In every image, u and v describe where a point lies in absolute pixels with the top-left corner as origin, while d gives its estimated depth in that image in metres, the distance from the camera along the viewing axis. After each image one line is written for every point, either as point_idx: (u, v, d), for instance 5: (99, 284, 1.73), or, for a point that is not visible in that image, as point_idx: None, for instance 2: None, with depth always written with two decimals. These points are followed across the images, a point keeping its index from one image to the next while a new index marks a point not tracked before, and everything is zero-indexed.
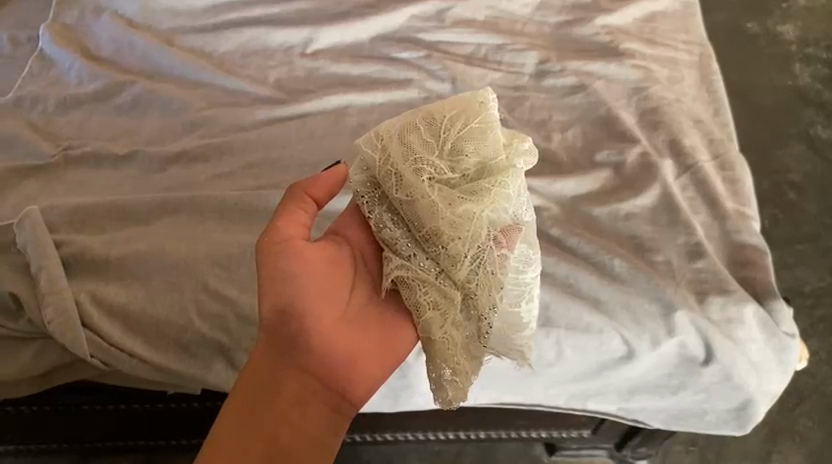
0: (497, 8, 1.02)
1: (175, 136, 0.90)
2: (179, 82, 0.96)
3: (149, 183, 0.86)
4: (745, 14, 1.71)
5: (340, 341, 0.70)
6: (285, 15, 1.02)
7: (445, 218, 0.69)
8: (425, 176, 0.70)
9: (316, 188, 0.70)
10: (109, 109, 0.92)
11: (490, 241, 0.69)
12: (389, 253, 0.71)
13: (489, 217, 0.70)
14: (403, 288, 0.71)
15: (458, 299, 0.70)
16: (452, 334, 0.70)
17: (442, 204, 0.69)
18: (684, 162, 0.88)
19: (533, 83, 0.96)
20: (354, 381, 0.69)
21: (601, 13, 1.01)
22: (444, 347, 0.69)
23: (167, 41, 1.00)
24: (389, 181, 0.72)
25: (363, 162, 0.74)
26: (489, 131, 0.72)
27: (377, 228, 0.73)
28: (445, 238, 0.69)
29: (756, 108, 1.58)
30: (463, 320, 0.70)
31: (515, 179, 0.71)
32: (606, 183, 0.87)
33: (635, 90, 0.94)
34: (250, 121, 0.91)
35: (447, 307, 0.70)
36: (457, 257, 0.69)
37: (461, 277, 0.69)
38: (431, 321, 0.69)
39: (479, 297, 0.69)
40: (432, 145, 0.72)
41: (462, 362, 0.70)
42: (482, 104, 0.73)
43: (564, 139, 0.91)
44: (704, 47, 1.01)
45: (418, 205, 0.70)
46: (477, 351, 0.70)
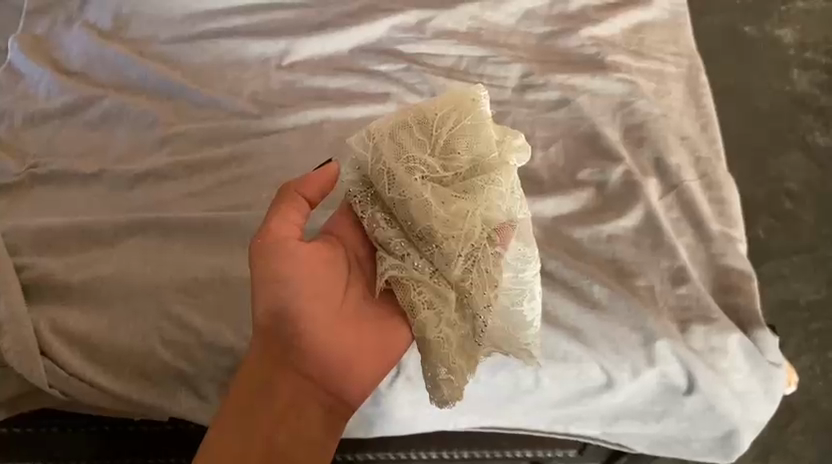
0: (481, 18, 0.99)
1: (145, 153, 0.87)
2: (150, 94, 0.92)
3: (116, 202, 0.83)
4: (742, 18, 1.67)
5: (335, 340, 0.72)
6: (262, 24, 0.99)
7: (439, 217, 0.71)
8: (418, 175, 0.72)
9: (309, 186, 0.72)
10: (77, 124, 0.89)
11: (485, 239, 0.71)
12: (383, 252, 0.73)
13: (483, 215, 0.72)
14: (398, 288, 0.72)
15: (453, 298, 0.70)
16: (448, 333, 0.70)
17: (436, 203, 0.71)
18: (669, 180, 0.85)
19: (516, 96, 0.94)
20: (350, 383, 0.72)
21: (587, 24, 0.99)
22: (439, 345, 0.70)
23: (140, 51, 0.96)
24: (381, 179, 0.73)
25: (356, 162, 0.75)
26: (481, 129, 0.75)
27: (371, 228, 0.74)
28: (439, 237, 0.71)
29: (753, 115, 1.54)
30: (458, 319, 0.71)
31: (507, 176, 0.74)
32: (588, 202, 0.84)
33: (621, 104, 0.91)
34: (222, 136, 0.88)
35: (442, 306, 0.71)
36: (451, 255, 0.70)
37: (456, 275, 0.70)
38: (426, 320, 0.70)
39: (474, 295, 0.70)
40: (424, 144, 0.74)
41: (458, 361, 0.70)
42: (474, 101, 0.76)
43: (547, 156, 0.88)
44: (694, 58, 0.98)
45: (412, 204, 0.71)
46: (472, 350, 0.71)
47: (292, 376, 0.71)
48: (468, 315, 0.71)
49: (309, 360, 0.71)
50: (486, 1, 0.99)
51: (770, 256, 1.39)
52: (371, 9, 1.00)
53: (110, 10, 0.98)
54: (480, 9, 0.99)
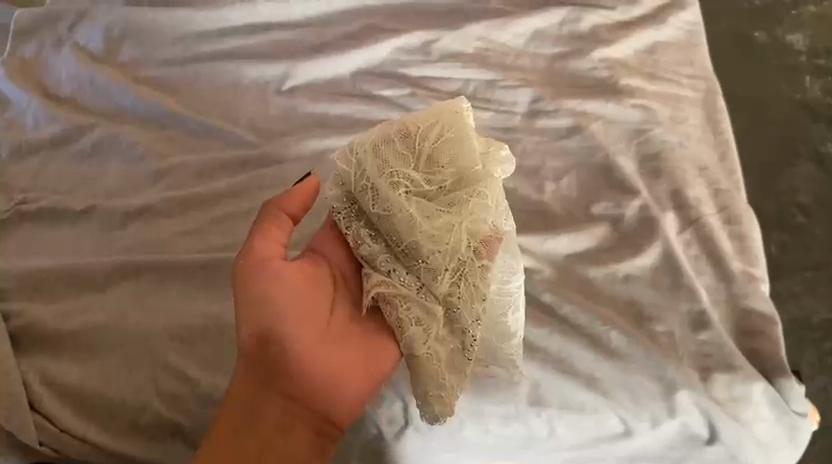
0: (488, 39, 0.95)
1: (139, 187, 0.83)
2: (144, 122, 0.88)
3: (108, 241, 0.79)
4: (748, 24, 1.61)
5: (320, 362, 0.70)
6: (259, 46, 0.94)
7: (425, 232, 0.69)
8: (403, 189, 0.70)
9: (290, 202, 0.70)
10: (68, 156, 0.85)
11: (471, 253, 0.69)
12: (370, 269, 0.71)
13: (470, 229, 0.70)
14: (384, 305, 0.70)
15: (441, 313, 0.69)
16: (437, 349, 0.68)
17: (421, 218, 0.69)
18: (688, 214, 0.81)
19: (526, 123, 0.90)
20: (337, 403, 0.70)
21: (600, 44, 0.94)
22: (428, 362, 0.68)
23: (132, 76, 0.92)
24: (365, 195, 0.70)
25: (338, 177, 0.72)
26: (466, 140, 0.72)
27: (355, 244, 0.71)
28: (426, 252, 0.69)
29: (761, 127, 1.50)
30: (447, 334, 0.69)
31: (493, 188, 0.71)
32: (603, 239, 0.80)
33: (635, 132, 0.87)
34: (220, 168, 0.84)
35: (430, 322, 0.69)
36: (438, 270, 0.68)
37: (443, 291, 0.69)
38: (414, 337, 0.68)
39: (462, 311, 0.68)
40: (408, 157, 0.71)
41: (448, 376, 0.69)
42: (458, 113, 0.73)
43: (559, 188, 0.85)
44: (710, 80, 0.94)
45: (397, 219, 0.69)
46: (462, 364, 0.70)
47: (276, 401, 0.69)
48: (455, 330, 0.69)
49: (292, 383, 0.69)
50: (493, 21, 0.95)
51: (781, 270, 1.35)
52: (373, 30, 0.96)
53: (101, 31, 0.93)
54: (487, 29, 0.95)
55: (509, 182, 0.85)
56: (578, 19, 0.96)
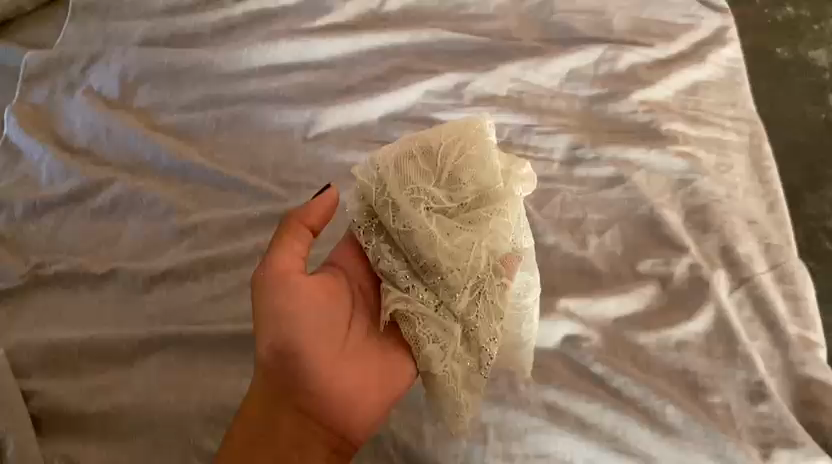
0: (523, 80, 0.91)
1: (161, 247, 0.78)
2: (164, 175, 0.84)
3: (133, 309, 0.75)
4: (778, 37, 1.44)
5: (341, 380, 0.67)
6: (282, 88, 0.90)
7: (445, 249, 0.68)
8: (423, 206, 0.69)
9: (311, 216, 0.68)
10: (85, 213, 0.81)
11: (490, 271, 0.69)
12: (388, 285, 0.70)
13: (489, 246, 0.70)
14: (402, 322, 0.69)
15: (459, 332, 0.68)
16: (454, 367, 0.67)
17: (441, 235, 0.69)
18: (739, 273, 0.78)
19: (564, 171, 0.86)
20: (355, 419, 0.66)
21: (639, 85, 0.90)
22: (445, 380, 0.67)
23: (149, 123, 0.87)
24: (384, 210, 0.70)
25: (359, 191, 0.72)
26: (487, 159, 0.72)
27: (374, 259, 0.71)
28: (445, 269, 0.68)
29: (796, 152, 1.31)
30: (464, 351, 0.68)
31: (513, 207, 0.71)
32: (652, 301, 0.76)
33: (680, 182, 0.84)
34: (246, 225, 0.80)
35: (447, 340, 0.68)
36: (457, 288, 0.68)
37: (461, 308, 0.68)
38: (432, 354, 0.67)
39: (480, 328, 0.68)
40: (429, 174, 0.71)
41: (463, 394, 0.68)
42: (479, 130, 0.73)
43: (603, 243, 0.81)
44: (754, 123, 0.90)
45: (417, 236, 0.68)
46: (477, 382, 0.68)
47: (292, 415, 0.66)
48: (472, 347, 0.68)
49: (311, 400, 0.66)
50: (527, 61, 0.91)
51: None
52: (402, 72, 0.92)
53: (116, 75, 0.89)
54: (521, 70, 0.91)
55: (551, 237, 0.81)
56: (615, 58, 0.92)
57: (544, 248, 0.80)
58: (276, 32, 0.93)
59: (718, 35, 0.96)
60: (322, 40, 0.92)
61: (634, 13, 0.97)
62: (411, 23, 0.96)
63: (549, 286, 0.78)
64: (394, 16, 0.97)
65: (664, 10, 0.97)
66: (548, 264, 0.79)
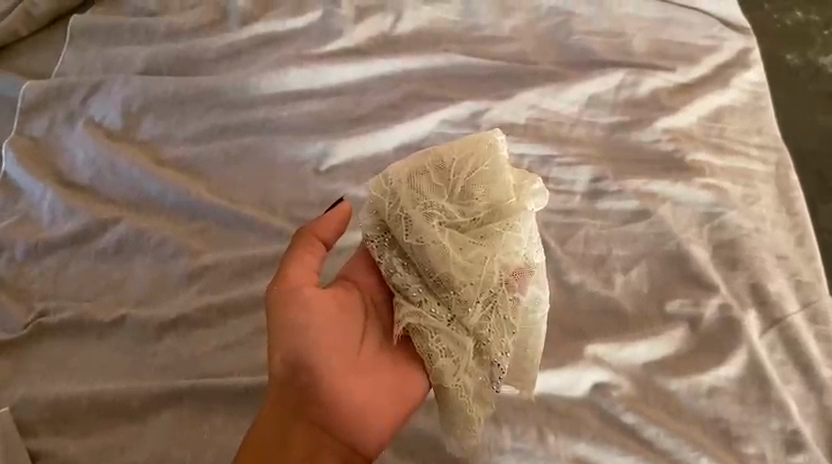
0: (541, 107, 0.88)
1: (170, 290, 0.75)
2: (171, 212, 0.80)
3: (142, 359, 0.71)
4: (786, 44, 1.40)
5: (350, 391, 0.64)
6: (292, 117, 0.87)
7: (458, 263, 0.66)
8: (436, 220, 0.67)
9: (324, 227, 0.68)
10: (90, 255, 0.77)
11: (502, 286, 0.67)
12: (399, 298, 0.67)
13: (502, 260, 0.67)
14: (415, 338, 0.66)
15: (471, 347, 0.66)
16: (466, 382, 0.65)
17: (454, 249, 0.66)
18: (771, 313, 0.75)
19: (586, 204, 0.83)
20: (367, 433, 0.64)
21: (661, 112, 0.88)
22: (456, 395, 0.65)
23: (154, 156, 0.84)
24: (397, 225, 0.67)
25: (371, 205, 0.69)
26: (500, 173, 0.69)
27: (387, 273, 0.68)
28: (457, 283, 0.66)
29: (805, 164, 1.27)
30: (476, 366, 0.66)
31: (527, 221, 0.68)
32: (682, 344, 0.74)
33: (707, 215, 0.81)
34: (259, 266, 0.76)
35: (460, 355, 0.66)
36: (469, 302, 0.66)
37: (474, 323, 0.66)
38: (444, 369, 0.65)
39: (492, 343, 0.66)
40: (442, 189, 0.68)
41: (475, 409, 0.66)
42: (491, 145, 0.69)
43: (628, 281, 0.78)
44: (780, 150, 0.87)
45: (429, 251, 0.66)
46: (489, 396, 0.67)
47: (305, 429, 0.64)
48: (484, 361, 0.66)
49: (320, 411, 0.64)
50: (545, 87, 0.89)
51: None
52: (416, 99, 0.89)
53: (118, 106, 0.85)
54: (539, 96, 0.88)
55: (575, 275, 0.78)
56: (636, 83, 0.89)
57: (569, 287, 0.77)
58: (283, 58, 0.89)
59: (740, 56, 0.93)
60: (333, 66, 0.89)
61: (654, 35, 0.94)
62: (424, 46, 0.93)
63: (576, 328, 0.75)
64: (406, 38, 0.93)
65: (686, 31, 0.94)
66: (574, 304, 0.77)
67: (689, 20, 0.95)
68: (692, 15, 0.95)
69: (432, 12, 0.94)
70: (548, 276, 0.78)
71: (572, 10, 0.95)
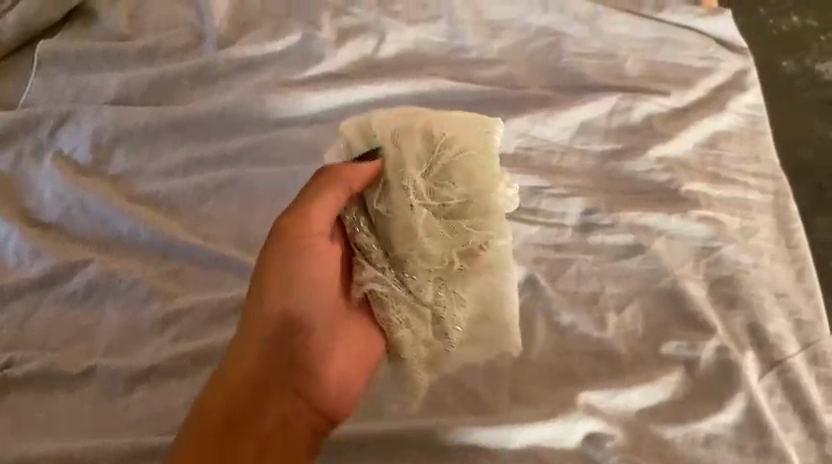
0: (531, 134, 0.84)
1: (143, 337, 0.72)
2: (143, 252, 0.76)
3: (114, 413, 0.68)
4: (782, 51, 1.36)
5: (333, 351, 0.67)
6: (270, 148, 0.83)
7: (422, 242, 0.66)
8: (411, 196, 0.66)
9: (354, 173, 0.64)
10: (57, 300, 0.73)
11: (461, 262, 0.67)
12: (362, 259, 0.66)
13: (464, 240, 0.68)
14: (375, 305, 0.66)
15: (428, 319, 0.66)
16: (421, 351, 0.65)
17: (422, 228, 0.66)
18: (770, 354, 0.72)
19: (578, 238, 0.79)
20: (339, 395, 0.66)
21: (656, 140, 0.84)
22: (410, 364, 0.65)
23: (126, 191, 0.80)
24: (370, 189, 0.67)
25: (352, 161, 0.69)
26: (489, 160, 0.69)
27: (351, 231, 0.67)
28: (417, 261, 0.66)
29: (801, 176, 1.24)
30: (435, 339, 0.66)
31: (500, 205, 0.69)
32: (678, 389, 0.71)
33: (704, 249, 0.78)
34: (234, 310, 0.73)
35: (417, 325, 0.66)
36: (425, 280, 0.66)
37: (429, 297, 0.66)
38: (403, 341, 0.65)
39: (446, 317, 0.66)
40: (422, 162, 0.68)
41: (423, 376, 0.66)
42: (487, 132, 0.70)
43: (622, 321, 0.75)
44: (780, 179, 0.84)
45: (395, 225, 0.66)
46: (443, 365, 0.67)
47: (283, 391, 0.65)
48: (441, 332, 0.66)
49: (293, 373, 0.66)
50: (536, 114, 0.85)
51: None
52: None
53: (88, 138, 0.82)
54: (530, 123, 0.84)
55: (566, 315, 0.75)
56: (630, 108, 0.86)
57: (560, 329, 0.74)
58: (263, 84, 0.85)
59: (738, 78, 0.90)
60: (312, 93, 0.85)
61: (648, 57, 0.91)
62: (408, 70, 0.89)
63: (567, 372, 0.72)
64: (389, 62, 0.90)
65: (682, 52, 0.91)
66: (565, 346, 0.73)
67: (685, 40, 0.92)
68: (687, 34, 0.92)
69: (417, 33, 0.90)
70: (538, 317, 0.75)
71: (562, 31, 0.91)
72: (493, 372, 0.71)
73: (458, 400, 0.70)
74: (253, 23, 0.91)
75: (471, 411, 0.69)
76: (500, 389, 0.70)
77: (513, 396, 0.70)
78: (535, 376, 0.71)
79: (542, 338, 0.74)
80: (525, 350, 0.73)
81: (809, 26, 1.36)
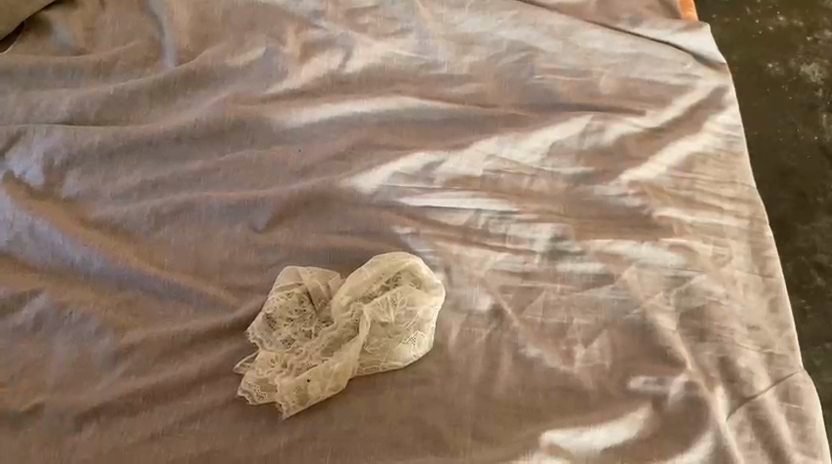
0: (500, 156, 0.82)
1: (93, 374, 0.69)
2: (96, 280, 0.74)
3: (59, 456, 0.65)
4: (766, 52, 1.32)
5: None
6: (232, 170, 0.80)
7: (315, 350, 0.69)
8: (316, 344, 0.69)
9: None
10: (6, 332, 0.71)
11: (318, 356, 0.69)
12: None
13: (360, 292, 0.71)
14: None
15: (312, 314, 0.71)
16: (319, 344, 0.69)
17: (322, 347, 0.69)
18: (740, 390, 0.70)
19: (545, 266, 0.77)
20: None
21: (628, 163, 0.82)
22: (301, 364, 0.68)
23: (79, 216, 0.77)
24: None
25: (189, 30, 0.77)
26: None
27: None
28: (308, 355, 0.69)
29: (782, 182, 1.19)
30: (347, 310, 0.70)
31: None
32: (645, 426, 0.69)
33: (675, 278, 0.76)
34: (189, 344, 0.70)
35: (308, 345, 0.69)
36: (306, 360, 0.68)
37: (307, 361, 0.68)
38: (301, 352, 0.69)
39: (334, 331, 0.69)
40: (313, 319, 0.71)
41: (346, 321, 0.70)
42: (409, 273, 0.72)
43: (589, 355, 0.73)
44: (755, 203, 0.82)
45: (312, 352, 0.69)
46: (336, 350, 0.69)
47: None
48: (346, 361, 0.68)
49: None
50: (504, 135, 0.83)
51: (823, 339, 1.07)
52: (366, 148, 0.83)
53: (39, 161, 0.79)
54: (499, 145, 0.82)
55: (532, 349, 0.72)
56: (602, 129, 0.84)
57: (526, 362, 0.72)
58: (220, 101, 0.83)
59: (715, 96, 0.89)
60: (276, 112, 0.83)
61: (623, 73, 0.89)
62: (377, 86, 0.88)
63: (531, 407, 0.69)
64: (356, 78, 0.88)
65: (658, 69, 0.90)
66: (530, 382, 0.71)
67: (662, 56, 0.91)
68: (664, 49, 0.91)
69: (385, 48, 0.90)
70: (503, 350, 0.72)
71: (535, 46, 0.91)
72: (455, 411, 0.68)
73: (419, 440, 0.67)
74: (215, 36, 0.89)
75: (432, 452, 0.66)
76: (463, 429, 0.67)
77: (476, 435, 0.67)
78: (498, 416, 0.69)
79: (508, 372, 0.71)
80: (488, 385, 0.70)
81: (792, 30, 1.35)
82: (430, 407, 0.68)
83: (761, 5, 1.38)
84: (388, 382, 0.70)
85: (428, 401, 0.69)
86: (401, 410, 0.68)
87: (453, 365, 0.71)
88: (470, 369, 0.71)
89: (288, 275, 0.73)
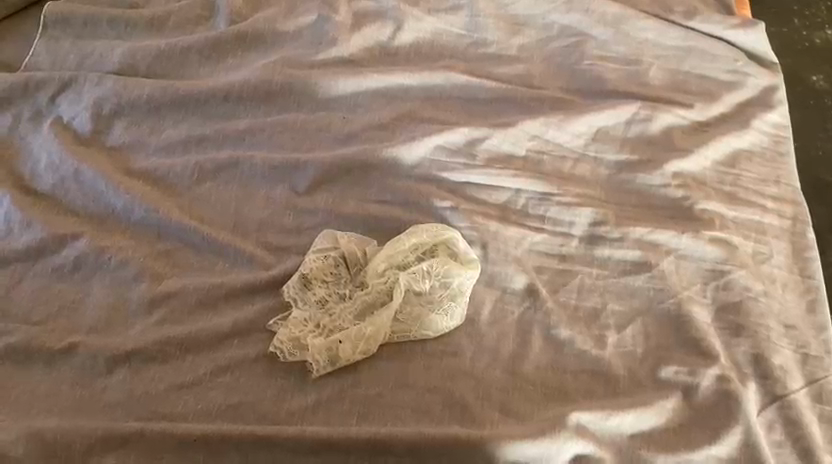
0: (544, 138, 0.82)
1: (127, 319, 0.70)
2: (137, 230, 0.75)
3: (89, 394, 0.65)
4: (812, 65, 1.27)
5: None
6: (276, 133, 0.81)
7: (347, 313, 0.69)
8: (349, 308, 0.69)
9: None
10: (45, 272, 0.72)
11: (350, 319, 0.69)
12: None
13: (396, 260, 0.71)
14: None
15: (346, 278, 0.72)
16: (352, 307, 0.69)
17: (355, 311, 0.69)
18: (773, 388, 0.69)
19: (582, 249, 0.76)
20: None
21: (674, 154, 0.82)
22: (331, 325, 0.68)
23: (124, 165, 0.79)
24: None
25: None
26: None
27: None
28: (340, 317, 0.69)
29: (818, 194, 1.12)
30: (382, 276, 0.70)
31: None
32: (674, 416, 0.67)
33: (714, 272, 0.75)
34: (224, 298, 0.71)
35: (340, 307, 0.69)
36: (338, 322, 0.69)
37: (338, 323, 0.69)
38: (333, 314, 0.69)
39: (367, 296, 0.70)
40: (346, 283, 0.71)
41: (379, 287, 0.70)
42: (446, 246, 0.72)
43: (622, 340, 0.71)
44: (799, 205, 0.81)
45: (343, 314, 0.69)
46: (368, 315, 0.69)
47: None
48: (377, 326, 0.68)
49: None
50: (550, 118, 0.83)
51: None
52: (411, 120, 0.83)
53: (87, 108, 0.82)
54: (543, 126, 0.82)
55: (564, 330, 0.71)
56: (648, 118, 0.84)
57: (557, 343, 0.71)
58: (270, 64, 0.85)
59: (766, 94, 0.88)
60: (323, 77, 0.83)
61: (672, 65, 0.89)
62: (424, 61, 0.89)
63: (560, 387, 0.68)
64: (403, 51, 0.89)
65: (708, 64, 0.90)
66: (559, 363, 0.70)
67: (713, 52, 0.90)
68: (716, 45, 0.91)
69: (435, 24, 0.91)
70: (534, 329, 0.71)
71: (585, 32, 0.91)
72: (483, 384, 0.67)
73: (446, 410, 0.66)
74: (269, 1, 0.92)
75: (458, 422, 0.65)
76: (490, 402, 0.66)
77: (503, 410, 0.66)
78: (526, 394, 0.67)
79: (537, 351, 0.70)
80: (517, 363, 0.69)
81: None
82: (460, 378, 0.67)
83: (810, 17, 1.32)
84: (418, 351, 0.69)
85: (456, 373, 0.68)
86: (429, 379, 0.67)
87: (485, 340, 0.70)
88: (500, 345, 0.70)
89: (327, 238, 0.73)
